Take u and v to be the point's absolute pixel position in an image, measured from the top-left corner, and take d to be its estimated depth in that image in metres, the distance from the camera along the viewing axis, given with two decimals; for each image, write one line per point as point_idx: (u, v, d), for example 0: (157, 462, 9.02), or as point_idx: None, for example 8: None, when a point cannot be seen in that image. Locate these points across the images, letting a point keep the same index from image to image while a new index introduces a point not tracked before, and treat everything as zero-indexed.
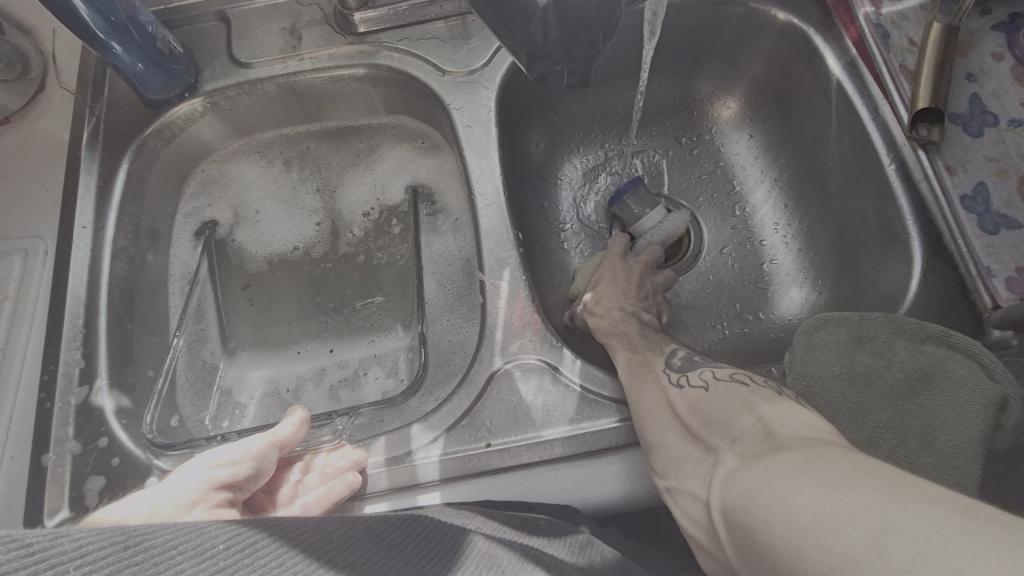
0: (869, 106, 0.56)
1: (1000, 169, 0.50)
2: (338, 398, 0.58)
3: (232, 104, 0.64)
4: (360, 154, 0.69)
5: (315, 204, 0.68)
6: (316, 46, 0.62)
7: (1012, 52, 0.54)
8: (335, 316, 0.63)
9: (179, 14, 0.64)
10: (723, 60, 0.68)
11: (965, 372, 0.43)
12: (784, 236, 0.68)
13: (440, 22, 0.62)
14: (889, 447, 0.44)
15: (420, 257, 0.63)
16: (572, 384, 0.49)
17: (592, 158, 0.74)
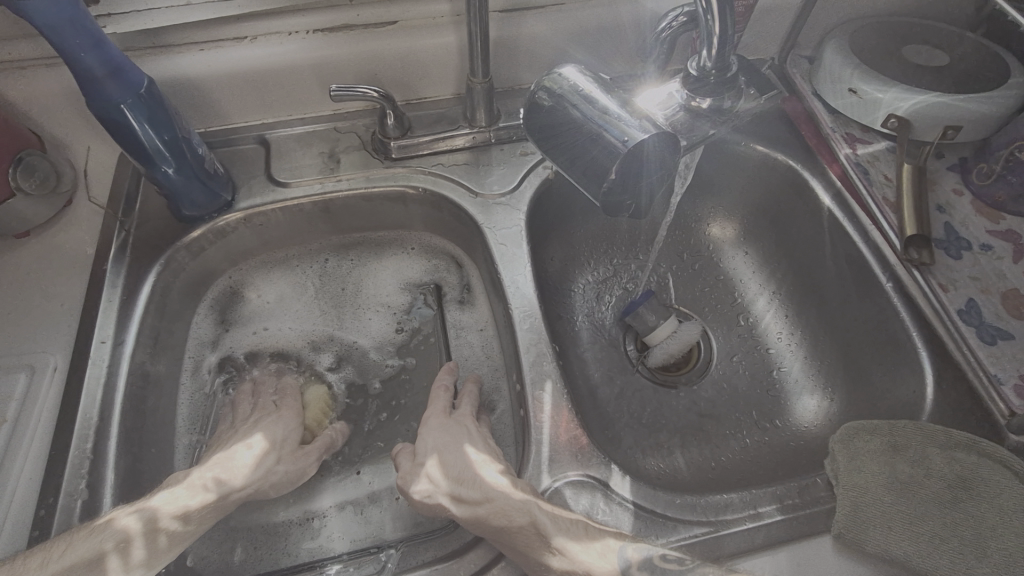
0: (859, 231, 0.63)
1: (983, 287, 0.57)
2: (368, 521, 0.54)
3: (265, 220, 0.65)
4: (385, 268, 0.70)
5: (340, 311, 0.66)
6: (353, 168, 0.66)
7: (968, 188, 0.63)
8: (358, 432, 0.60)
9: (219, 136, 0.67)
10: (718, 187, 0.77)
11: (1001, 480, 0.46)
12: (789, 344, 0.72)
13: (471, 150, 0.68)
14: (950, 560, 0.43)
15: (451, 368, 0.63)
16: (624, 501, 0.48)
17: (603, 271, 0.79)
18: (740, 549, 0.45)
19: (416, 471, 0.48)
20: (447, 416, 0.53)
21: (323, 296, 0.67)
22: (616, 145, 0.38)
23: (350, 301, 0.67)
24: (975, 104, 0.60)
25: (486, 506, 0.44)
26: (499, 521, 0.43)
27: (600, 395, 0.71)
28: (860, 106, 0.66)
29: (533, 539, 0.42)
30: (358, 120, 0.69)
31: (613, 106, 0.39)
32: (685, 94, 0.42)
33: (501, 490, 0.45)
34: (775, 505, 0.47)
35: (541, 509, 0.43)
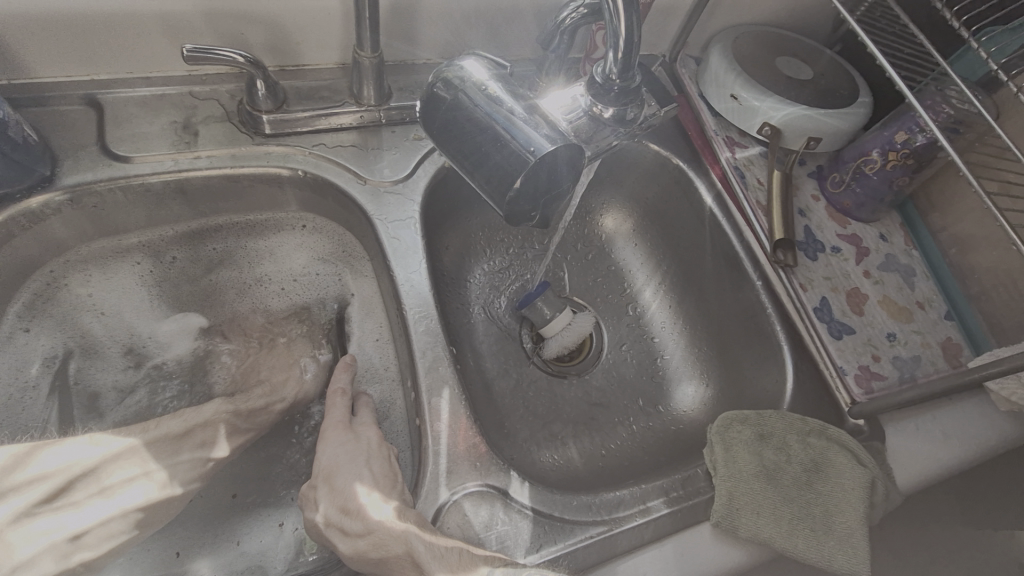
0: (735, 232, 0.68)
1: (834, 286, 0.64)
2: (245, 555, 0.49)
3: (99, 201, 0.54)
4: (278, 248, 0.62)
5: (219, 301, 0.59)
6: (215, 144, 0.56)
7: (824, 195, 0.71)
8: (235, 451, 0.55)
9: (29, 93, 0.53)
10: (612, 179, 0.78)
11: (844, 460, 0.52)
12: (672, 333, 0.76)
13: (359, 131, 0.61)
14: (804, 538, 0.48)
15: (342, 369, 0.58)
16: (523, 508, 0.47)
17: (499, 261, 0.78)
18: (632, 545, 0.47)
19: (312, 495, 0.45)
20: (347, 430, 0.49)
21: (198, 282, 0.59)
22: (521, 154, 0.35)
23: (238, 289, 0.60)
24: (833, 120, 0.66)
25: (366, 539, 0.41)
26: (377, 553, 0.41)
27: (496, 389, 0.70)
28: (739, 112, 0.70)
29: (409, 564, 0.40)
30: (221, 85, 0.59)
31: (518, 110, 0.36)
32: (589, 99, 0.40)
33: (380, 521, 0.42)
34: (662, 499, 0.50)
35: (419, 537, 0.40)
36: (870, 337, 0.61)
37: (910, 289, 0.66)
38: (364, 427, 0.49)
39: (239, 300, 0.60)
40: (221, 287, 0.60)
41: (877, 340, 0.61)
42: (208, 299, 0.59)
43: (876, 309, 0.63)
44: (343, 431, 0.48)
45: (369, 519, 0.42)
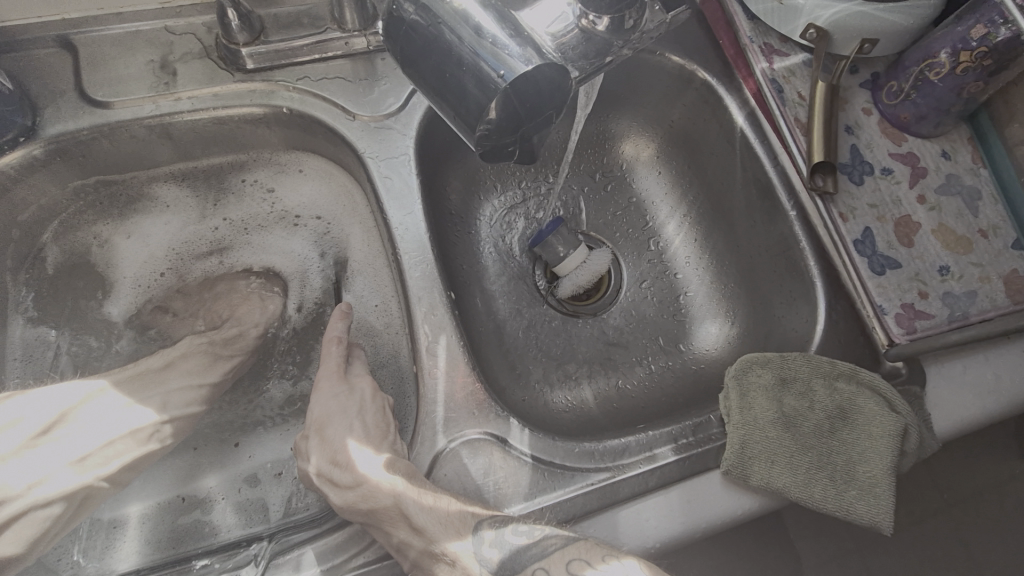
0: (769, 154, 0.60)
1: (880, 215, 0.57)
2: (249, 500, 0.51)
3: (87, 150, 0.52)
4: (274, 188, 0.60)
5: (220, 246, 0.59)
6: (195, 83, 0.53)
7: (877, 107, 0.61)
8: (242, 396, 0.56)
9: (2, 38, 0.51)
10: (633, 101, 0.71)
11: (874, 406, 0.48)
12: (696, 269, 0.71)
13: (346, 60, 0.56)
14: (821, 488, 0.46)
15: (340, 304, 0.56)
16: (522, 455, 0.46)
17: (511, 196, 0.73)
18: (634, 493, 0.46)
19: (305, 445, 0.45)
20: (341, 380, 0.48)
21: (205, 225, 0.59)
22: (493, 79, 0.31)
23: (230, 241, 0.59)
24: (896, 16, 0.56)
25: (355, 492, 0.42)
26: (365, 505, 0.41)
27: (507, 330, 0.68)
28: (780, 12, 0.60)
29: (398, 517, 0.41)
30: (196, 16, 0.55)
31: (488, 24, 0.31)
32: (578, 8, 0.34)
33: (369, 476, 0.42)
34: (670, 446, 0.48)
35: (408, 495, 0.41)
36: (918, 272, 0.55)
37: (972, 215, 0.58)
38: (357, 378, 0.48)
39: (233, 245, 0.59)
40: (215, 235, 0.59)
41: (926, 275, 0.55)
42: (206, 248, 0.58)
43: (928, 240, 0.56)
44: (329, 384, 0.48)
45: (357, 472, 0.42)
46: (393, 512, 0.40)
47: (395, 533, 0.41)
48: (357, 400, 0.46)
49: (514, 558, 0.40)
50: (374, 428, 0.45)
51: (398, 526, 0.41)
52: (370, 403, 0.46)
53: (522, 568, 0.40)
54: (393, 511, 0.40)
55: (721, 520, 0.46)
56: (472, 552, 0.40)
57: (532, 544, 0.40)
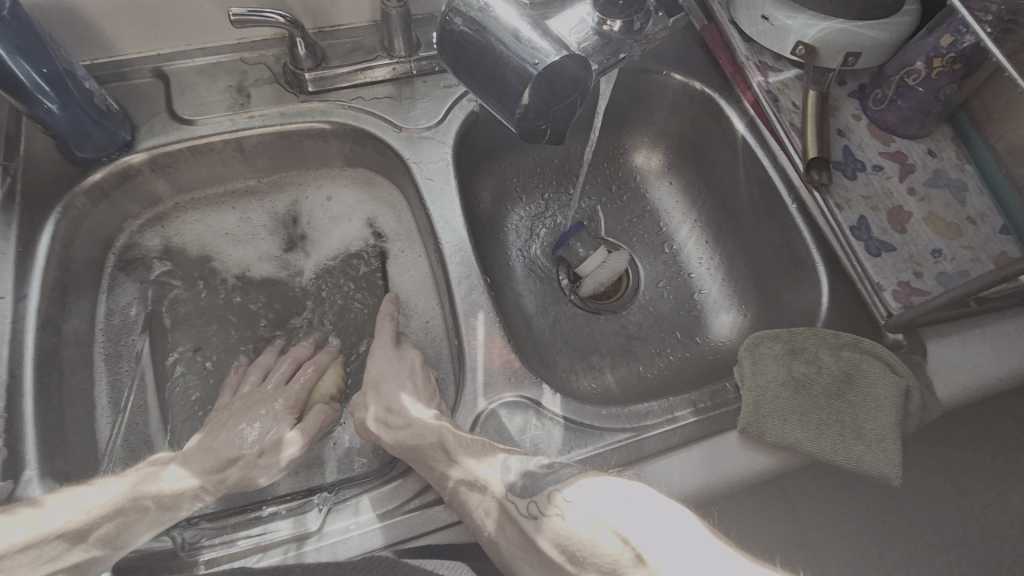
0: (769, 155, 0.67)
1: (873, 205, 0.62)
2: None
3: (173, 161, 0.61)
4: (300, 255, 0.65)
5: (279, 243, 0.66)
6: (266, 103, 0.62)
7: (865, 113, 0.68)
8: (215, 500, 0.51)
9: (108, 69, 0.60)
10: (643, 117, 0.79)
11: (877, 370, 0.52)
12: (708, 268, 0.77)
13: (393, 83, 0.65)
14: (831, 443, 0.49)
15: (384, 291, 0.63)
16: (555, 416, 0.51)
17: (535, 206, 0.80)
18: (659, 449, 0.50)
19: (362, 400, 0.51)
20: (394, 349, 0.54)
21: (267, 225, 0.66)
22: (528, 69, 0.38)
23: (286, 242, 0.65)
24: (874, 32, 0.63)
25: (406, 431, 0.47)
26: (413, 442, 0.46)
27: (535, 324, 0.74)
28: (771, 34, 0.68)
29: (440, 452, 0.45)
30: (267, 50, 0.64)
31: (525, 29, 0.39)
32: (597, 16, 0.42)
33: (421, 418, 0.47)
34: (690, 409, 0.52)
35: (449, 431, 0.46)
36: (912, 253, 0.60)
37: (959, 205, 0.63)
38: (408, 349, 0.54)
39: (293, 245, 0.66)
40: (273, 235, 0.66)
41: (920, 257, 0.59)
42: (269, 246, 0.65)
43: (920, 226, 0.61)
44: (380, 354, 0.54)
45: (409, 417, 0.48)
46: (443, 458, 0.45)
47: (437, 467, 0.45)
48: (406, 366, 0.52)
49: (534, 482, 0.44)
50: (422, 388, 0.51)
51: (438, 460, 0.45)
52: (418, 369, 0.52)
53: (541, 492, 0.43)
54: (441, 449, 0.45)
55: (740, 474, 0.49)
56: (499, 477, 0.43)
57: (549, 470, 0.44)
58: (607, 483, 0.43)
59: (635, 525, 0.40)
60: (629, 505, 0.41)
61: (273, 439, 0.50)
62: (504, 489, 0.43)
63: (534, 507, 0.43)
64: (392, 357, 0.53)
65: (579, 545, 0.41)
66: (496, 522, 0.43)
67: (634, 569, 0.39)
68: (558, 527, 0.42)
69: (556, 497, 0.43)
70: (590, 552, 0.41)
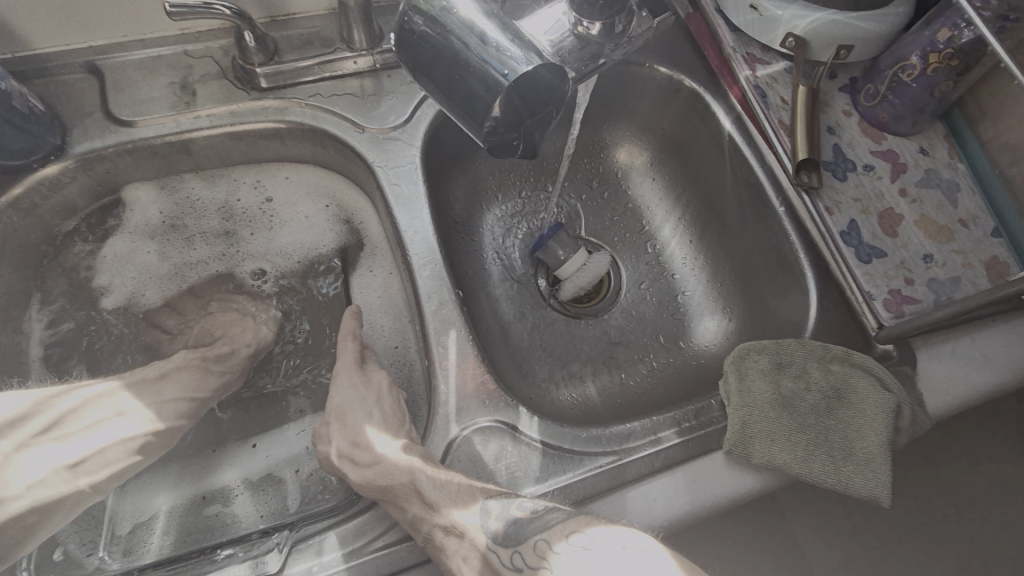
0: (756, 154, 0.63)
1: (864, 208, 0.60)
2: (267, 500, 0.52)
3: (112, 166, 0.55)
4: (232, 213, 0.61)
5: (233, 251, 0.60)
6: (213, 102, 0.56)
7: (856, 109, 0.65)
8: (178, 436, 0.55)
9: (33, 64, 0.54)
10: (625, 111, 0.75)
11: (867, 386, 0.50)
12: (692, 269, 0.74)
13: (355, 78, 0.60)
14: (820, 464, 0.47)
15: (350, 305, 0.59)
16: (532, 442, 0.48)
17: (511, 205, 0.76)
18: (642, 474, 0.47)
19: (325, 431, 0.47)
20: (359, 372, 0.50)
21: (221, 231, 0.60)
22: (497, 79, 0.34)
23: (241, 250, 0.61)
24: (869, 24, 0.60)
25: (375, 468, 0.44)
26: (383, 482, 0.42)
27: (513, 332, 0.71)
28: (760, 23, 0.64)
29: (412, 494, 0.42)
30: (214, 41, 0.58)
31: (492, 32, 0.35)
32: (573, 16, 0.38)
33: (388, 455, 0.44)
34: (674, 430, 0.50)
35: (423, 472, 0.42)
36: (903, 260, 0.57)
37: (952, 206, 0.61)
38: (374, 371, 0.51)
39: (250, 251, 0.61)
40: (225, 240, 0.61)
41: (912, 263, 0.57)
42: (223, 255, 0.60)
43: (912, 230, 0.59)
44: (343, 378, 0.50)
45: (379, 454, 0.44)
46: (409, 494, 0.42)
47: (409, 509, 0.42)
48: (375, 392, 0.49)
49: (518, 530, 0.41)
50: (390, 412, 0.48)
51: (411, 502, 0.42)
52: (385, 392, 0.49)
53: (524, 541, 0.40)
54: (413, 484, 0.42)
55: (726, 498, 0.47)
56: (479, 524, 0.41)
57: (534, 517, 0.41)
58: (599, 533, 0.39)
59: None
60: (626, 564, 0.38)
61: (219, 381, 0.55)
62: (487, 540, 0.41)
63: (519, 559, 0.40)
64: (355, 382, 0.49)
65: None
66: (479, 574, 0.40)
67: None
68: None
69: (543, 549, 0.40)
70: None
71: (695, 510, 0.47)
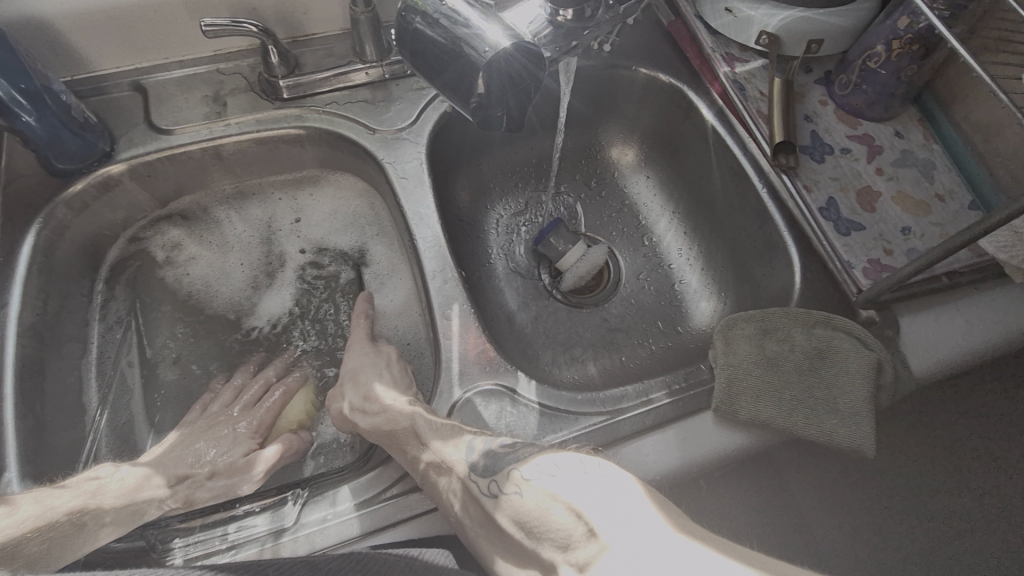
0: (739, 143, 0.68)
1: (841, 187, 0.63)
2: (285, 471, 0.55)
3: (153, 170, 0.62)
4: (280, 276, 0.66)
5: (263, 248, 0.67)
6: (241, 111, 0.63)
7: (832, 98, 0.69)
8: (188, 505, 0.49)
9: (88, 85, 0.62)
10: (617, 113, 0.80)
11: (850, 346, 0.52)
12: (688, 258, 0.77)
13: (367, 87, 0.67)
14: (806, 420, 0.50)
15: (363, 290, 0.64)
16: (530, 403, 0.51)
17: (515, 205, 0.82)
18: (634, 431, 0.50)
19: (340, 390, 0.52)
20: (370, 343, 0.55)
21: (253, 234, 0.67)
22: (479, 58, 0.40)
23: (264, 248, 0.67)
24: (835, 18, 0.65)
25: (381, 416, 0.48)
26: (388, 427, 0.47)
27: (518, 320, 0.75)
28: (735, 25, 0.69)
29: (412, 437, 0.46)
30: (242, 60, 0.66)
31: (474, 18, 0.40)
32: (549, 8, 0.43)
33: (394, 404, 0.49)
34: (664, 392, 0.53)
35: (421, 415, 0.47)
36: (882, 232, 0.60)
37: (928, 182, 0.64)
38: (384, 344, 0.55)
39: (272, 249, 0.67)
40: (253, 238, 0.67)
41: (890, 234, 0.60)
42: (250, 252, 0.66)
43: (889, 205, 0.62)
44: (356, 347, 0.55)
45: (385, 403, 0.49)
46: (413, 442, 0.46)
47: (408, 451, 0.46)
48: (387, 358, 0.53)
49: (495, 462, 0.44)
50: (396, 374, 0.52)
51: (410, 444, 0.46)
52: (392, 355, 0.54)
53: (499, 470, 0.44)
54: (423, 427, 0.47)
55: (716, 452, 0.50)
56: (462, 457, 0.44)
57: (510, 451, 0.45)
58: (565, 460, 0.43)
59: (591, 501, 0.39)
60: (587, 483, 0.40)
61: (226, 462, 0.50)
62: (467, 469, 0.44)
63: (494, 486, 0.43)
64: (363, 352, 0.54)
65: (535, 521, 0.41)
66: (461, 502, 0.44)
67: (586, 544, 0.37)
68: (515, 504, 0.42)
69: (514, 474, 0.43)
70: (544, 527, 0.40)
71: (687, 465, 0.49)
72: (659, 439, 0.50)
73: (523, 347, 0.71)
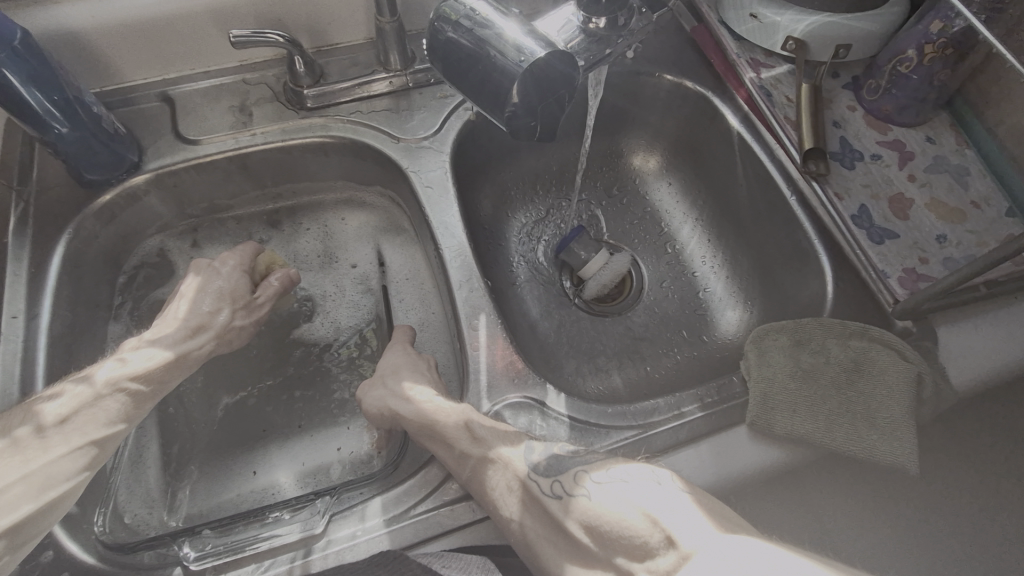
0: (766, 150, 0.67)
1: (874, 194, 0.62)
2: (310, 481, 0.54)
3: (179, 180, 0.62)
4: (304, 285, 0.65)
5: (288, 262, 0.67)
6: (267, 121, 0.63)
7: (861, 104, 0.68)
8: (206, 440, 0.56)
9: (116, 96, 0.63)
10: (640, 120, 0.80)
11: (888, 358, 0.51)
12: (712, 266, 0.76)
13: (389, 95, 0.67)
14: (843, 432, 0.49)
15: (389, 300, 0.64)
16: (560, 415, 0.51)
17: (535, 212, 0.81)
18: (666, 445, 0.49)
19: (378, 381, 0.52)
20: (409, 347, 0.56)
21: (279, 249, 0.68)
22: (513, 67, 0.39)
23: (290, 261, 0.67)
24: (865, 23, 0.64)
25: (428, 405, 0.49)
26: (434, 416, 0.48)
27: (540, 329, 0.74)
28: (761, 30, 0.69)
29: (463, 433, 0.46)
30: (267, 70, 0.66)
31: (509, 29, 0.40)
32: (582, 15, 0.43)
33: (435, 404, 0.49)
34: (696, 404, 0.52)
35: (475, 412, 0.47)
36: (917, 240, 0.59)
37: (962, 190, 0.62)
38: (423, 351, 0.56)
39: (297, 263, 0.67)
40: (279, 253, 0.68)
41: (925, 243, 0.59)
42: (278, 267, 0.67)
43: (924, 212, 0.61)
44: (395, 348, 0.55)
45: (419, 401, 0.49)
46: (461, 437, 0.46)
47: (457, 446, 0.46)
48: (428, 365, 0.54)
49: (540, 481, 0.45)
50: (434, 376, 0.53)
51: (460, 438, 0.46)
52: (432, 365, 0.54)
53: (565, 471, 0.45)
54: (459, 435, 0.46)
55: (753, 468, 0.48)
56: (522, 456, 0.45)
57: (574, 455, 0.46)
58: (636, 469, 0.44)
59: (659, 505, 0.41)
60: (658, 491, 0.42)
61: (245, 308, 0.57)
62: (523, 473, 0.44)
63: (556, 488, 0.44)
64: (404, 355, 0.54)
65: (606, 525, 0.41)
66: (514, 506, 0.44)
67: (664, 551, 0.39)
68: (584, 506, 0.43)
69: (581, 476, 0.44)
70: (615, 531, 0.41)
71: (723, 480, 0.48)
72: (695, 454, 0.48)
73: (545, 356, 0.71)
